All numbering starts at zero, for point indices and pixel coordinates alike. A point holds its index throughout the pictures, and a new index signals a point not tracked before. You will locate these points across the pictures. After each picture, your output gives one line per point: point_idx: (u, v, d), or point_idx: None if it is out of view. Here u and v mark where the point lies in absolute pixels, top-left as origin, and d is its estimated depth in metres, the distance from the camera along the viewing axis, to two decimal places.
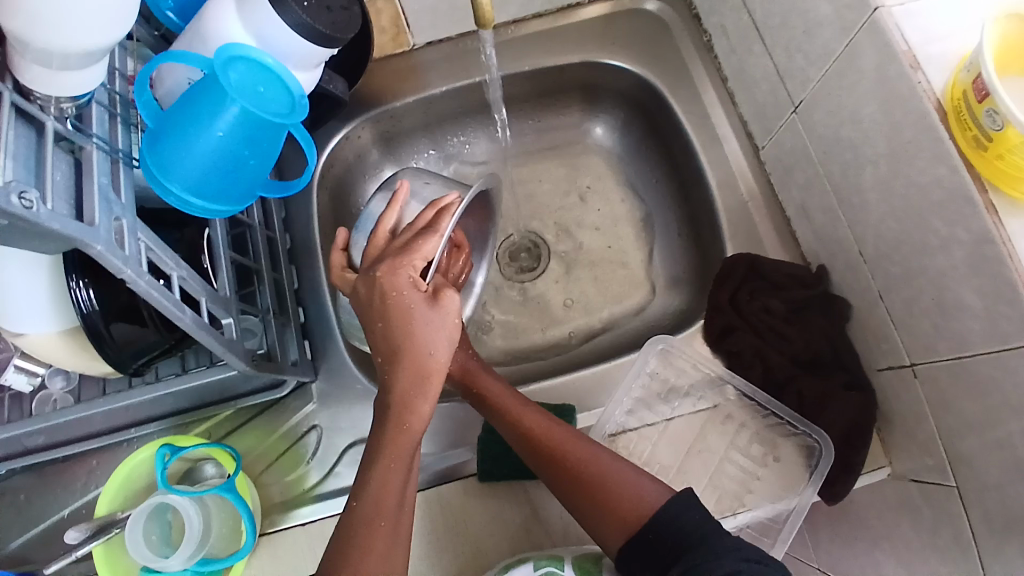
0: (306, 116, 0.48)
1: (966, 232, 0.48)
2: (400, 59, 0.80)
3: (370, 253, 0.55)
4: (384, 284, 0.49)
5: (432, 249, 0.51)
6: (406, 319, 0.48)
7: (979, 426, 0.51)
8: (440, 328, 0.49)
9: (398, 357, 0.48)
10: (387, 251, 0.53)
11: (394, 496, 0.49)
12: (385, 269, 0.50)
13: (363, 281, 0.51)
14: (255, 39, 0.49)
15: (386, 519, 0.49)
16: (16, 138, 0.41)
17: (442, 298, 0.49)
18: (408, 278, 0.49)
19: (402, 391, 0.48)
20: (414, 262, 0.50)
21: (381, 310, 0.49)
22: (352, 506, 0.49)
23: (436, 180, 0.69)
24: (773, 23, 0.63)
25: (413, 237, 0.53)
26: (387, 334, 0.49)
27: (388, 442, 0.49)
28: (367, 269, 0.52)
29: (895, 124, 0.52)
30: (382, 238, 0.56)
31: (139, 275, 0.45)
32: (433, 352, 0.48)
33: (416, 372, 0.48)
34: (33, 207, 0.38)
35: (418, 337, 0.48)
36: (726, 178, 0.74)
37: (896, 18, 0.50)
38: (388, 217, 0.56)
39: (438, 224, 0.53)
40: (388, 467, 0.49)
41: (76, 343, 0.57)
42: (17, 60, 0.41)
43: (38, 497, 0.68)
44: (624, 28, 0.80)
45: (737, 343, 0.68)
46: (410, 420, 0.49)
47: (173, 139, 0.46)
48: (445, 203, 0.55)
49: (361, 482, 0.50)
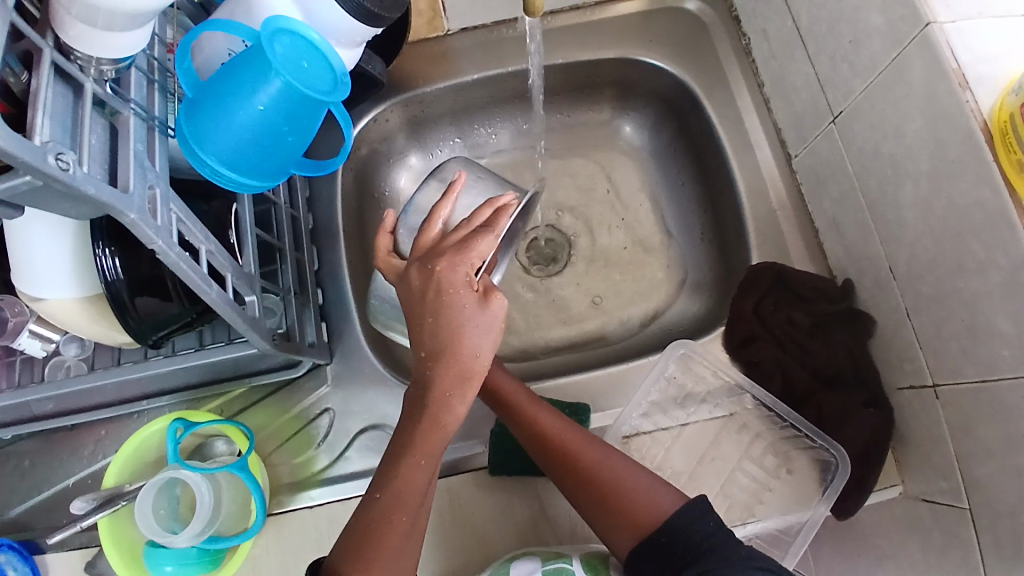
0: (348, 95, 0.47)
1: (1005, 256, 0.48)
2: (434, 43, 0.80)
3: (423, 243, 0.53)
4: (440, 280, 0.48)
5: (488, 248, 0.51)
6: (456, 319, 0.47)
7: (999, 452, 0.51)
8: (486, 331, 0.48)
9: (447, 355, 0.47)
10: (443, 246, 0.51)
11: (415, 493, 0.50)
12: (444, 263, 0.49)
13: (417, 272, 0.50)
14: (301, 13, 0.48)
15: (405, 514, 0.50)
16: (54, 97, 0.39)
17: (494, 300, 0.48)
18: (465, 275, 0.49)
19: (441, 388, 0.48)
20: (471, 260, 0.49)
21: (432, 306, 0.48)
22: (375, 498, 0.50)
23: (486, 174, 0.69)
24: (819, 31, 0.63)
25: (469, 234, 0.52)
26: (438, 331, 0.48)
27: (419, 439, 0.49)
28: (422, 261, 0.51)
29: (939, 141, 0.51)
30: (436, 229, 0.54)
31: (170, 246, 0.44)
32: (478, 354, 0.48)
33: (459, 373, 0.48)
34: (69, 169, 0.37)
35: (465, 339, 0.47)
36: (756, 185, 0.73)
37: (947, 35, 0.50)
38: (444, 208, 0.55)
39: (495, 224, 0.52)
40: (416, 462, 0.49)
41: (95, 310, 0.56)
42: (62, 16, 0.39)
43: (43, 463, 0.67)
44: (662, 26, 0.79)
45: (758, 353, 0.68)
46: (446, 418, 0.49)
47: (213, 111, 0.45)
48: (503, 205, 0.55)
49: (385, 476, 0.51)
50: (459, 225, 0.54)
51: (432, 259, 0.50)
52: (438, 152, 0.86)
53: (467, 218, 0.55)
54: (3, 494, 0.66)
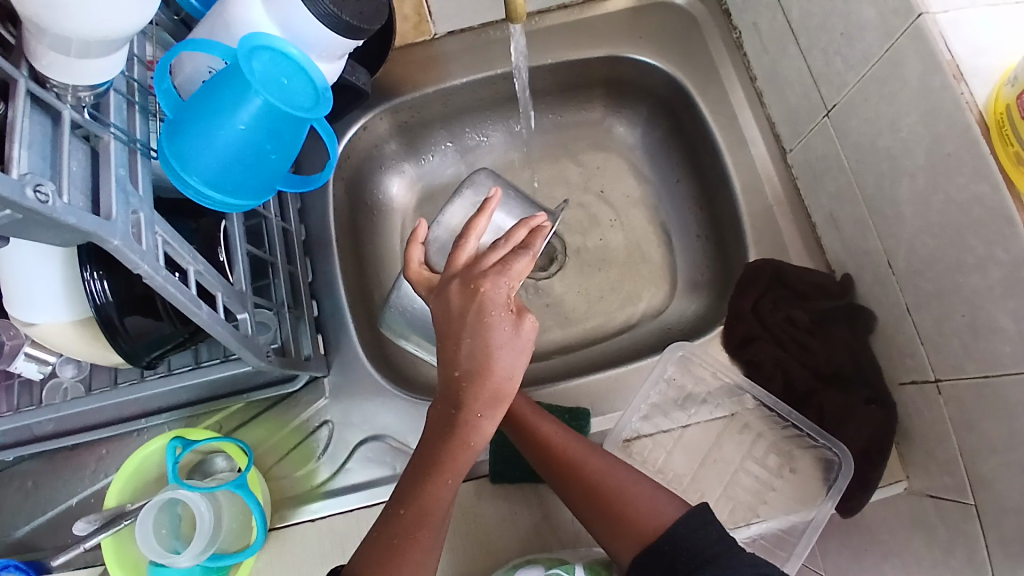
0: (330, 109, 0.46)
1: (1005, 251, 0.47)
2: (422, 48, 0.78)
3: (460, 257, 0.53)
4: (482, 301, 0.48)
5: (525, 268, 0.51)
6: (490, 341, 0.47)
7: (1004, 449, 0.50)
8: (517, 353, 0.48)
9: (481, 378, 0.48)
10: (484, 265, 0.51)
11: (439, 509, 0.51)
12: (488, 283, 0.49)
13: (458, 289, 0.50)
14: (280, 27, 0.48)
15: (428, 530, 0.51)
16: (30, 126, 0.39)
17: (526, 320, 0.49)
18: (505, 294, 0.49)
19: (472, 410, 0.48)
20: (510, 281, 0.50)
21: (472, 325, 0.48)
22: (400, 514, 0.51)
23: (514, 192, 0.71)
24: (810, 24, 0.61)
25: (508, 254, 0.52)
26: (474, 352, 0.48)
27: (446, 457, 0.49)
28: (464, 277, 0.51)
29: (936, 136, 0.50)
30: (474, 243, 0.54)
31: (156, 270, 0.43)
32: (510, 376, 0.48)
33: (491, 395, 0.48)
34: (49, 201, 0.36)
35: (499, 362, 0.48)
36: (751, 181, 0.73)
37: (941, 26, 0.48)
38: (480, 222, 0.54)
39: (532, 244, 0.53)
40: (443, 480, 0.50)
41: (89, 332, 0.56)
42: (34, 46, 0.39)
43: (47, 483, 0.67)
44: (653, 22, 0.78)
45: (758, 353, 0.67)
46: (474, 438, 0.49)
47: (194, 131, 0.45)
48: (537, 225, 0.56)
49: (409, 492, 0.51)
50: (496, 243, 0.53)
51: (474, 277, 0.50)
52: (430, 158, 0.86)
53: (502, 236, 0.55)
54: (8, 514, 0.66)
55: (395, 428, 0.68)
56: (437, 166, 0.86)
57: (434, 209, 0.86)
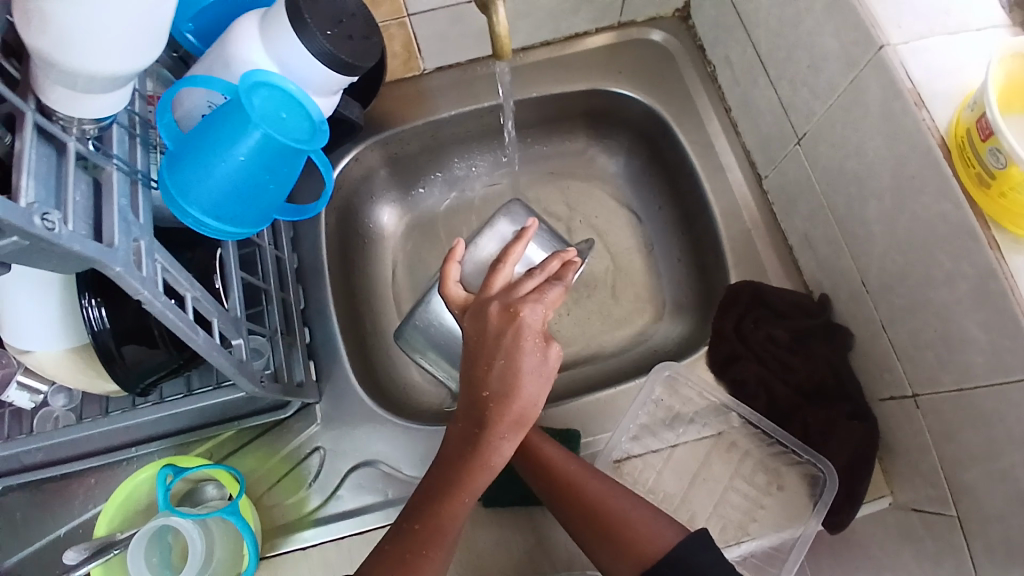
0: (326, 142, 0.48)
1: (970, 266, 0.49)
2: (410, 83, 0.81)
3: (496, 282, 0.54)
4: (520, 326, 0.49)
5: (557, 298, 0.53)
6: (518, 367, 0.48)
7: (982, 457, 0.52)
8: (543, 379, 0.50)
9: (509, 401, 0.49)
10: (522, 291, 0.52)
11: (451, 527, 0.52)
12: (526, 308, 0.49)
13: (497, 312, 0.50)
14: (278, 66, 0.50)
15: (439, 547, 0.51)
16: (37, 157, 0.40)
17: (553, 348, 0.50)
18: (540, 321, 0.50)
19: (496, 431, 0.49)
20: (544, 308, 0.51)
21: (505, 347, 0.49)
22: (415, 529, 0.51)
23: (546, 228, 0.75)
24: (779, 56, 0.66)
25: (542, 283, 0.53)
26: (505, 374, 0.49)
27: (466, 476, 0.50)
28: (502, 300, 0.51)
29: (901, 157, 0.53)
30: (509, 269, 0.55)
31: (156, 296, 0.44)
32: (535, 401, 0.49)
33: (516, 418, 0.49)
34: (55, 229, 0.37)
35: (526, 387, 0.49)
36: (729, 205, 0.76)
37: (902, 55, 0.52)
38: (517, 249, 0.55)
39: (565, 276, 0.54)
40: (460, 498, 0.51)
41: (83, 361, 0.56)
42: (41, 81, 0.41)
43: (34, 516, 0.66)
44: (630, 57, 0.82)
45: (742, 371, 0.69)
46: (495, 459, 0.50)
47: (195, 162, 0.46)
48: (569, 259, 0.58)
49: (424, 507, 0.52)
50: (532, 271, 0.55)
51: (513, 301, 0.50)
52: (421, 190, 0.88)
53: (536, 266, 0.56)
54: None
55: (387, 455, 0.69)
56: (427, 197, 0.89)
57: (424, 238, 0.88)
